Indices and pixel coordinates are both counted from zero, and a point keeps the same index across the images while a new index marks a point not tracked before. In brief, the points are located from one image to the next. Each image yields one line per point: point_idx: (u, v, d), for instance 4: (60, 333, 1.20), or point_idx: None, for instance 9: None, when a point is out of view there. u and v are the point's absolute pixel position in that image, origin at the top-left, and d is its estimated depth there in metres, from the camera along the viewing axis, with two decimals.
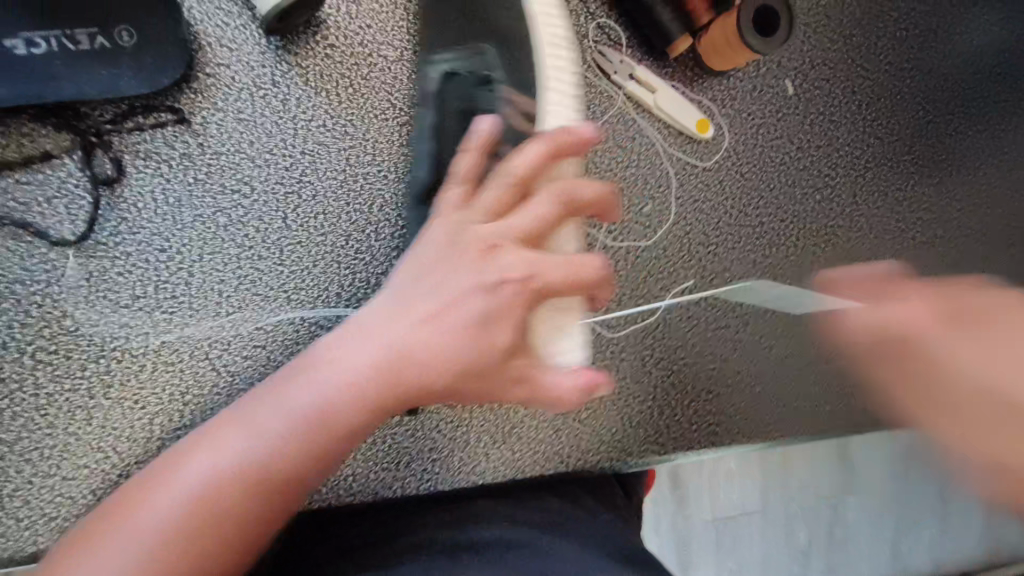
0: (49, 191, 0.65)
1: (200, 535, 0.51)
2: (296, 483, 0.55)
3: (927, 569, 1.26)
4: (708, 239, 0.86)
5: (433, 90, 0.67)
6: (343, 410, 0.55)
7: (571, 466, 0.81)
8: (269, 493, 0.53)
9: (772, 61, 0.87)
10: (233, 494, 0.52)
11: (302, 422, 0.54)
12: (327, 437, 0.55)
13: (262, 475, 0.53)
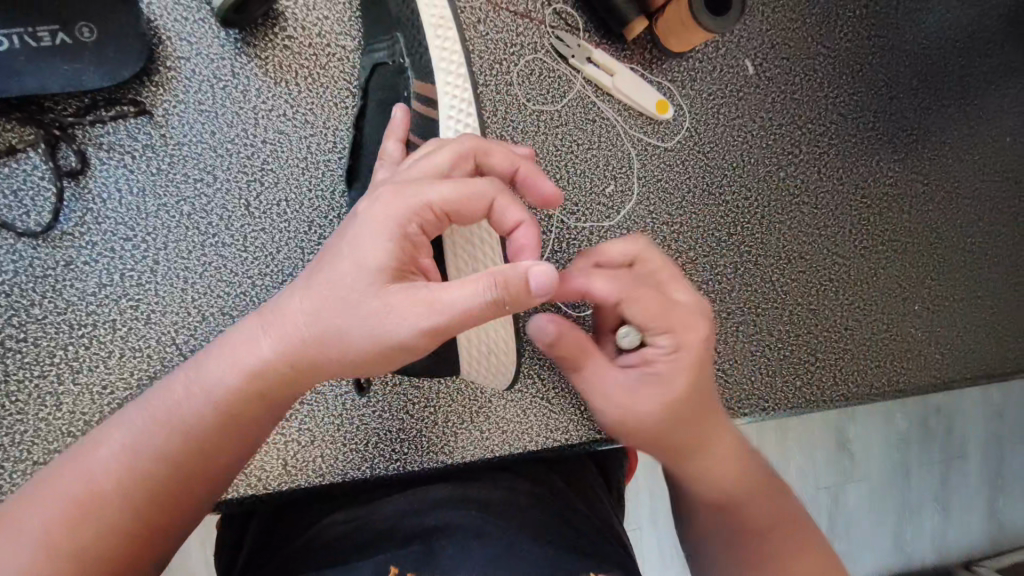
0: (15, 183, 0.67)
1: (95, 516, 0.48)
2: (198, 456, 0.52)
3: (929, 557, 1.30)
4: (672, 219, 0.87)
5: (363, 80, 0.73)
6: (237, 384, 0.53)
7: (541, 445, 0.82)
8: (166, 469, 0.51)
9: (731, 41, 0.88)
10: (126, 470, 0.50)
11: (193, 399, 0.52)
12: (225, 412, 0.53)
13: (158, 451, 0.51)
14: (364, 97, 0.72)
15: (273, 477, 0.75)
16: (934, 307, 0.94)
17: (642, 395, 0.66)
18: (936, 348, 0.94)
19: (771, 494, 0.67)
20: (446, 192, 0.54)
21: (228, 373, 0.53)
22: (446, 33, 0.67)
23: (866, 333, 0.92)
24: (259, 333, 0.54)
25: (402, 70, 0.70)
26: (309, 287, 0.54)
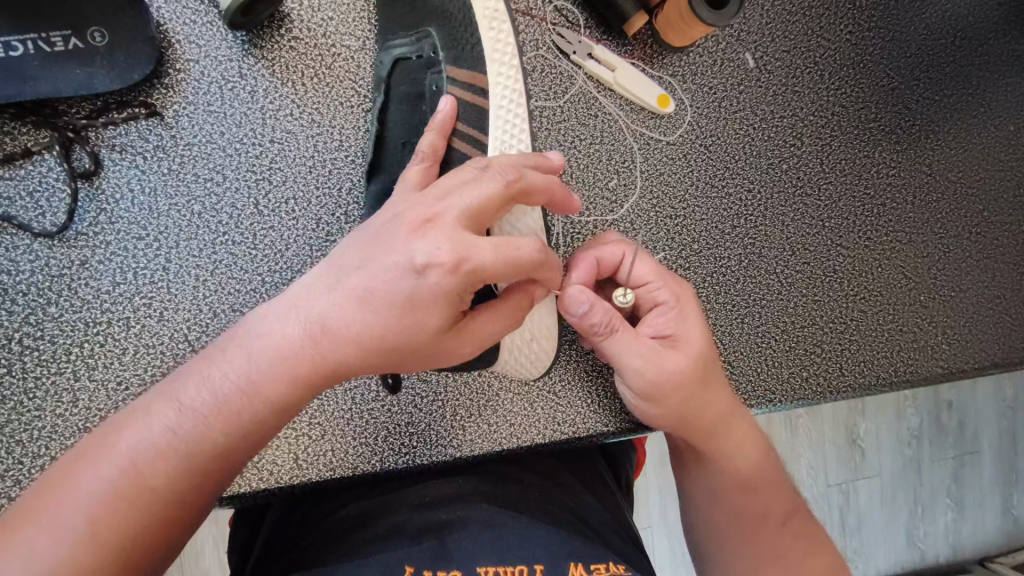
0: (31, 185, 0.69)
1: (137, 505, 0.48)
2: (236, 444, 0.53)
3: (942, 553, 1.29)
4: (675, 212, 0.87)
5: (384, 75, 0.73)
6: (269, 373, 0.52)
7: (548, 438, 0.83)
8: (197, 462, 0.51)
9: (731, 35, 0.89)
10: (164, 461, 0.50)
11: (235, 386, 0.52)
12: (264, 401, 0.52)
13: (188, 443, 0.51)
14: (389, 90, 0.72)
15: (284, 472, 0.76)
16: (940, 299, 0.94)
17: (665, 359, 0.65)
18: (943, 338, 0.94)
19: (773, 483, 0.69)
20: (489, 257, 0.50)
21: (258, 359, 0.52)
22: (501, 25, 0.67)
23: (871, 323, 0.93)
24: (292, 320, 0.53)
25: (435, 63, 0.70)
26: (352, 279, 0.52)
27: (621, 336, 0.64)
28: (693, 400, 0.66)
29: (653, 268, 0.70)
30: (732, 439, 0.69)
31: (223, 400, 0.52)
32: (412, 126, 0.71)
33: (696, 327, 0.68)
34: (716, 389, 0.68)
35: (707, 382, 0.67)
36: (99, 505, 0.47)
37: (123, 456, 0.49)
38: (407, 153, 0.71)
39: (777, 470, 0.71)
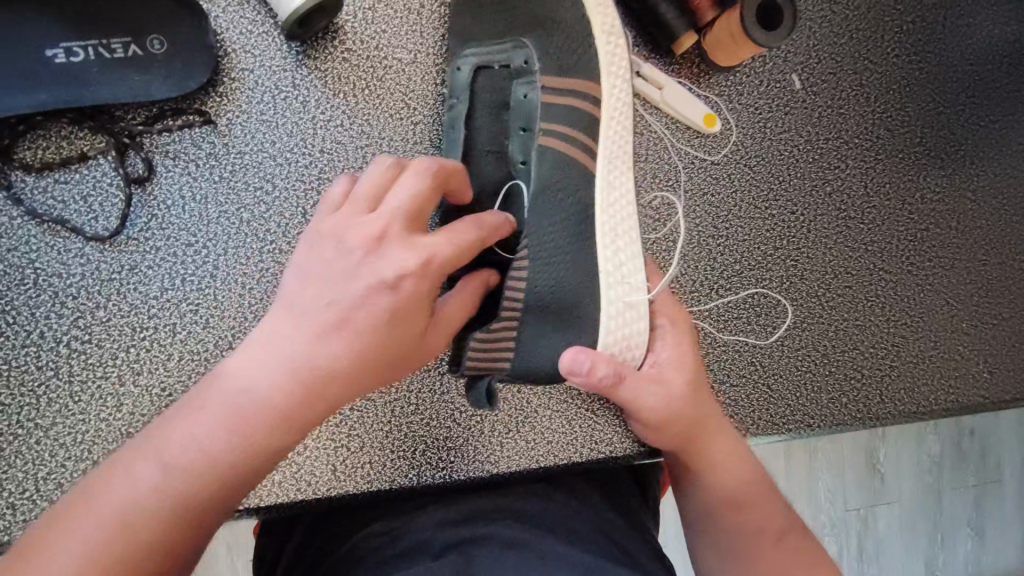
0: (84, 189, 0.69)
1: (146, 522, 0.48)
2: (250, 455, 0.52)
3: None
4: (717, 232, 0.87)
5: (463, 81, 0.73)
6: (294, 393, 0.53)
7: (585, 457, 0.82)
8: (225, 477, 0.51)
9: (778, 56, 0.88)
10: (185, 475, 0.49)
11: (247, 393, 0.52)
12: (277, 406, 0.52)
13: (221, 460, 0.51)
14: (471, 97, 0.73)
15: (322, 483, 0.76)
16: (981, 326, 0.93)
17: (670, 379, 0.68)
18: (984, 366, 0.93)
19: (765, 493, 0.69)
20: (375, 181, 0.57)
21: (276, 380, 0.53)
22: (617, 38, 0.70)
23: (912, 350, 0.91)
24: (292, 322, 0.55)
25: (530, 71, 0.70)
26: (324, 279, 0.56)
27: (671, 368, 0.68)
28: (691, 425, 0.68)
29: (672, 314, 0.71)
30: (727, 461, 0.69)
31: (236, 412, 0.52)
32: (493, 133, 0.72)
33: (682, 366, 0.68)
34: (692, 403, 0.68)
35: (701, 405, 0.69)
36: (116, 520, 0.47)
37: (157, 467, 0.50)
38: (470, 163, 0.73)
39: (768, 487, 0.70)
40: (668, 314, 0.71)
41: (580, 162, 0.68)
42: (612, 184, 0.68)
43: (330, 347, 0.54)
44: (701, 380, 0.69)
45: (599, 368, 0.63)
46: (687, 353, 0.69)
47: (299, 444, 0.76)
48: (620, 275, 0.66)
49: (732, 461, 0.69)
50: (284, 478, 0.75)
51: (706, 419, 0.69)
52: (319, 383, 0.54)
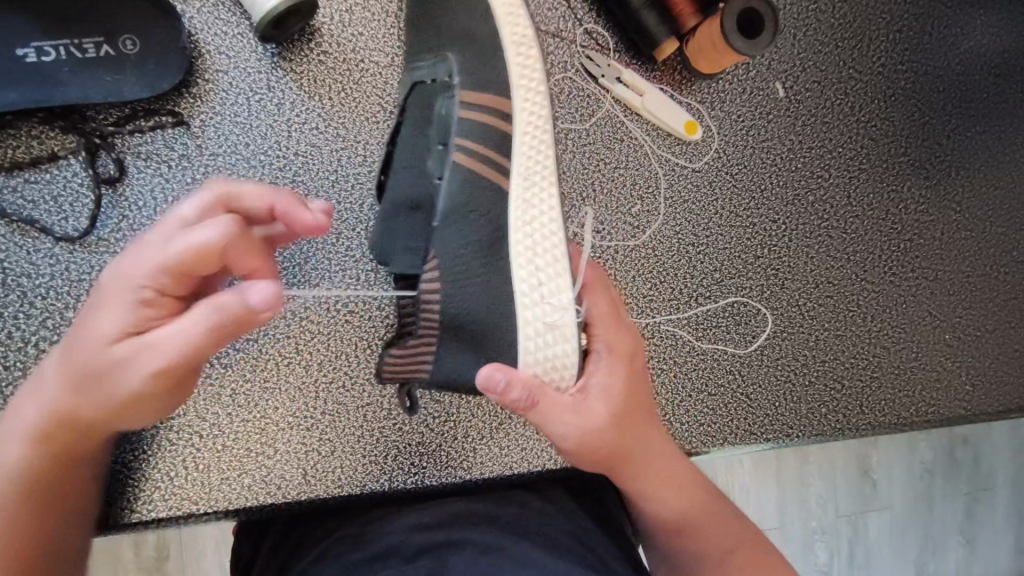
0: (55, 189, 0.69)
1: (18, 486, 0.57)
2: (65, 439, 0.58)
3: None
4: (697, 239, 0.86)
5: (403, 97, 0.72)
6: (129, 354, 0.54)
7: (560, 464, 0.81)
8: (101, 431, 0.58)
9: (761, 64, 0.87)
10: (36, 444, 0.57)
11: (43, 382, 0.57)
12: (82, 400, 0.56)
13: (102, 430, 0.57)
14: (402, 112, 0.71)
15: (292, 486, 0.75)
16: (964, 337, 0.92)
17: (591, 407, 0.63)
18: (968, 378, 0.92)
19: (708, 506, 0.70)
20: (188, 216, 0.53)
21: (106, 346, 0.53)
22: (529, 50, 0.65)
23: (894, 360, 0.91)
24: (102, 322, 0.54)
25: (450, 87, 0.66)
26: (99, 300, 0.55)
27: (598, 392, 0.63)
28: (624, 453, 0.66)
29: (609, 322, 0.65)
30: (670, 482, 0.69)
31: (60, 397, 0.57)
32: (418, 148, 0.69)
33: (609, 391, 0.64)
34: (623, 429, 0.65)
35: (634, 429, 0.66)
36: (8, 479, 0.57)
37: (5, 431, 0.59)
38: (404, 177, 0.70)
39: (710, 496, 0.71)
40: (602, 323, 0.65)
41: (490, 180, 0.62)
42: (527, 201, 0.61)
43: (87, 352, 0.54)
44: (632, 404, 0.66)
45: (513, 392, 0.58)
46: (618, 377, 0.65)
47: (271, 448, 0.75)
48: (540, 297, 0.59)
49: (661, 485, 0.68)
50: (254, 481, 0.75)
51: (634, 450, 0.66)
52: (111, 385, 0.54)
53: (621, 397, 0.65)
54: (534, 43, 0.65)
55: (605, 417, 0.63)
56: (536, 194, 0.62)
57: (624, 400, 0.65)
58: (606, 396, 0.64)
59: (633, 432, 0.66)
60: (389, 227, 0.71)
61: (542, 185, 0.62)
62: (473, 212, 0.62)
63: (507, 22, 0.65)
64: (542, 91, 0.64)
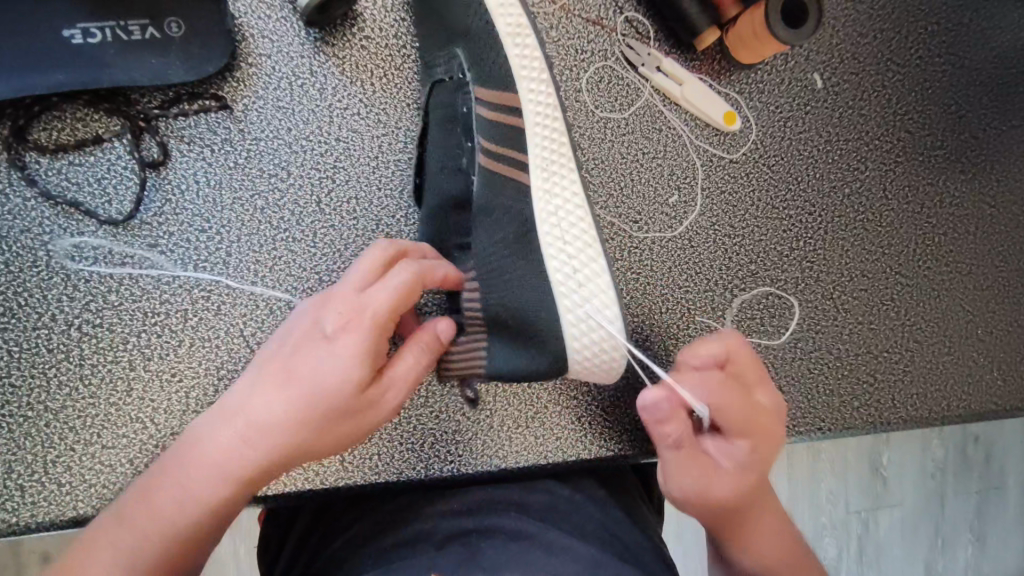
0: (99, 171, 0.69)
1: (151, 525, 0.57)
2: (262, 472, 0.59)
3: None
4: (733, 231, 0.86)
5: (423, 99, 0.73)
6: (264, 443, 0.58)
7: (594, 454, 0.81)
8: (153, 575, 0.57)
9: (800, 54, 0.87)
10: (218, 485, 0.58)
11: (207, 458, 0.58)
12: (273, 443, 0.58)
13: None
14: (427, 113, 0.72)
15: (330, 473, 0.75)
16: (997, 333, 0.92)
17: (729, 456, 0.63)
18: (998, 374, 0.92)
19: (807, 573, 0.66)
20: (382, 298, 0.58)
21: (228, 442, 0.58)
22: (524, 40, 0.62)
23: (927, 355, 0.90)
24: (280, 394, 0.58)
25: (464, 85, 0.69)
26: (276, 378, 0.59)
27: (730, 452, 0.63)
28: (743, 506, 0.64)
29: (752, 379, 0.64)
30: (773, 538, 0.65)
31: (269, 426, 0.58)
32: (451, 149, 0.70)
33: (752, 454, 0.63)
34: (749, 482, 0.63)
35: (761, 484, 0.64)
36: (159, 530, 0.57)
37: (160, 503, 0.57)
38: (442, 177, 0.71)
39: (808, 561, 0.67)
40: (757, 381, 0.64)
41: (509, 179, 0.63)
42: (549, 194, 0.62)
43: (273, 402, 0.58)
44: (763, 461, 0.64)
45: (671, 420, 0.60)
46: (762, 436, 0.62)
47: None
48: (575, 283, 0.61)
49: (762, 543, 0.65)
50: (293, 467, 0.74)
51: (748, 504, 0.64)
52: (306, 428, 0.58)
53: (756, 455, 0.63)
54: (530, 34, 0.62)
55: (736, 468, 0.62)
56: (555, 185, 0.62)
57: (761, 458, 0.63)
58: (744, 449, 0.63)
59: (757, 489, 0.64)
60: (436, 227, 0.72)
61: (559, 176, 0.62)
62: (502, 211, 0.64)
63: (499, 14, 0.62)
64: (546, 79, 0.62)
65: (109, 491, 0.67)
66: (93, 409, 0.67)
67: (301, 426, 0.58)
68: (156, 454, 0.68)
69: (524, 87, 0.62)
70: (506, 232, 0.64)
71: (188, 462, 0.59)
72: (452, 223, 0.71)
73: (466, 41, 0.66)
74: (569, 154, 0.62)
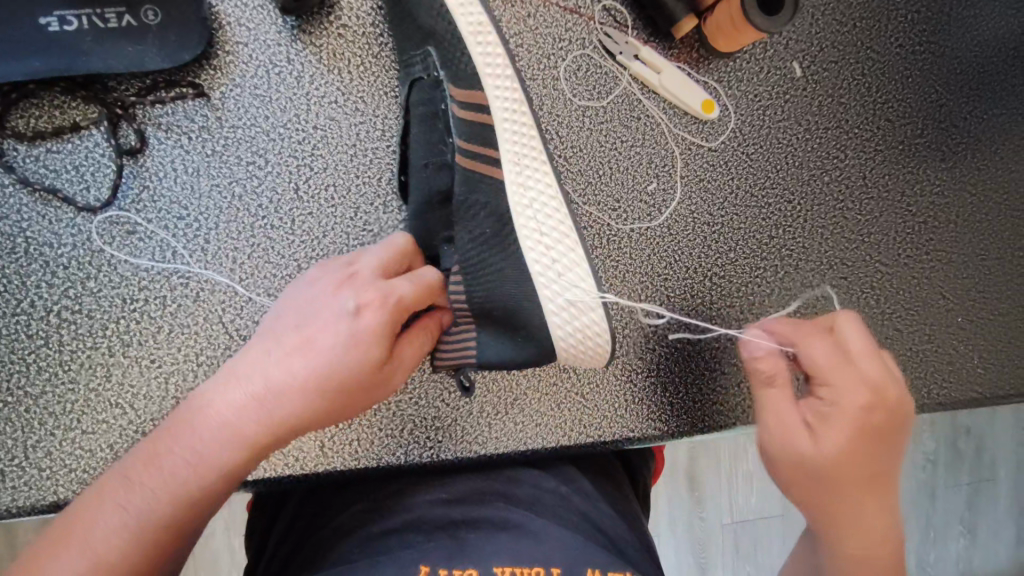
0: (77, 159, 0.70)
1: (163, 492, 0.56)
2: (271, 444, 0.60)
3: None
4: (712, 219, 0.86)
5: (403, 96, 0.73)
6: (275, 410, 0.58)
7: (574, 440, 0.81)
8: (156, 543, 0.55)
9: (779, 43, 0.87)
10: (227, 449, 0.58)
11: (216, 420, 0.58)
12: (284, 416, 0.58)
13: (134, 543, 0.54)
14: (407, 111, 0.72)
15: (309, 459, 0.76)
16: (977, 321, 0.92)
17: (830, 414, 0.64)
18: (979, 362, 0.92)
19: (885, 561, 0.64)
20: (404, 288, 0.62)
21: (237, 408, 0.58)
22: (486, 38, 0.63)
23: (907, 343, 0.91)
24: (294, 363, 0.58)
25: (439, 81, 0.68)
26: (290, 350, 0.59)
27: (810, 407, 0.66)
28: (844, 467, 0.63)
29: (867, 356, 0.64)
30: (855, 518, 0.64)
31: (280, 395, 0.58)
32: (430, 148, 0.70)
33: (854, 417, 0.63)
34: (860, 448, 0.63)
35: (872, 456, 0.63)
36: (166, 496, 0.56)
37: (168, 465, 0.57)
38: (426, 173, 0.71)
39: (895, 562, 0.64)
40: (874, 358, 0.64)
41: (487, 173, 0.64)
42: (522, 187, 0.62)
43: (293, 370, 0.58)
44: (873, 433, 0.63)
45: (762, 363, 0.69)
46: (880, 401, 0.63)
47: None
48: (546, 271, 0.61)
49: (848, 535, 0.64)
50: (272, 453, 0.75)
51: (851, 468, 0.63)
52: (322, 402, 0.59)
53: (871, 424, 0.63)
54: (490, 31, 0.63)
55: (857, 424, 0.62)
56: (529, 176, 0.63)
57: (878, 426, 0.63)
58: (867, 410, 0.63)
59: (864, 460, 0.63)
60: (425, 224, 0.72)
61: (532, 168, 0.63)
62: (481, 206, 0.65)
63: (460, 14, 0.63)
64: (509, 74, 0.63)
65: (88, 476, 0.67)
66: (72, 394, 0.68)
67: (315, 395, 0.58)
68: (135, 439, 0.68)
69: (488, 84, 0.63)
70: (485, 224, 0.65)
71: (194, 428, 0.58)
72: (438, 219, 0.71)
73: (434, 30, 0.66)
74: (539, 146, 0.62)
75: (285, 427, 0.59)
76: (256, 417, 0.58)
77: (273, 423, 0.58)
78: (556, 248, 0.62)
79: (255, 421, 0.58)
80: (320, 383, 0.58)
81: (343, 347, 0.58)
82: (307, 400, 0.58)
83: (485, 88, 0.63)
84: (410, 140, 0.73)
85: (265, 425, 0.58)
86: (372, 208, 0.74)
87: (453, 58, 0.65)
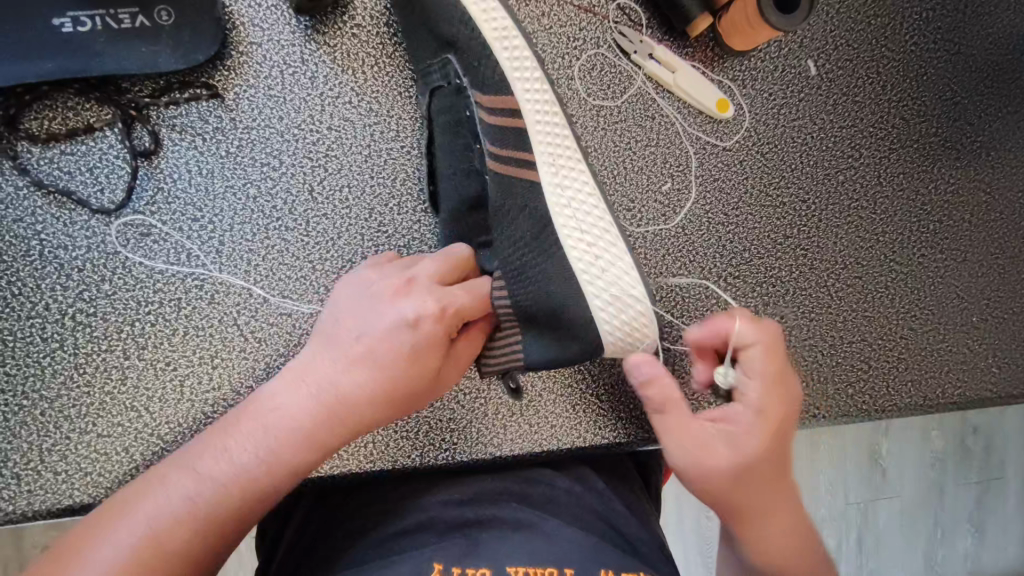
0: (91, 160, 0.69)
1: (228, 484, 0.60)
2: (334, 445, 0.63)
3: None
4: (727, 219, 0.86)
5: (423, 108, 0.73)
6: (337, 412, 0.62)
7: (589, 442, 0.81)
8: (214, 529, 0.60)
9: (794, 41, 0.87)
10: (292, 447, 0.61)
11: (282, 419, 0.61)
12: (347, 417, 0.62)
13: (194, 529, 0.58)
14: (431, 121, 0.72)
15: (324, 460, 0.75)
16: (992, 320, 0.92)
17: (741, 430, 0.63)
18: (993, 361, 0.92)
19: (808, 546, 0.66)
20: (455, 298, 0.65)
21: (297, 411, 0.62)
22: (513, 41, 0.62)
23: (922, 342, 0.90)
24: (355, 369, 0.62)
25: (462, 89, 0.69)
26: (352, 356, 0.63)
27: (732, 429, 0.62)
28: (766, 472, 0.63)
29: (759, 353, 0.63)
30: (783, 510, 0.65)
31: (342, 400, 0.62)
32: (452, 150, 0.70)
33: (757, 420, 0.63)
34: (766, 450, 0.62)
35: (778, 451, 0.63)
36: (230, 487, 0.60)
37: (233, 458, 0.60)
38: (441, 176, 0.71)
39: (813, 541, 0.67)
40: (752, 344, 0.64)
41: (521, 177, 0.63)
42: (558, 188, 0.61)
43: (354, 376, 0.62)
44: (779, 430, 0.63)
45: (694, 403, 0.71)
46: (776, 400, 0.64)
47: None
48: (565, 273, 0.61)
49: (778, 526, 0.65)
50: None
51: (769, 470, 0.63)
52: (383, 406, 0.63)
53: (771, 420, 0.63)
54: (515, 32, 0.62)
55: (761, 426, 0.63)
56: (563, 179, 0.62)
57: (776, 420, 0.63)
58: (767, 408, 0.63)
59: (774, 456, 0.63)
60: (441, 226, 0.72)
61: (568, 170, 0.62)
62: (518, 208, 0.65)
63: (483, 20, 0.62)
64: (540, 75, 0.62)
65: (104, 480, 0.67)
66: (87, 397, 0.68)
67: (375, 400, 0.62)
68: (151, 443, 0.68)
69: (519, 88, 0.62)
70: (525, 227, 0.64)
71: (260, 423, 0.62)
72: (470, 226, 0.72)
73: (452, 31, 0.66)
74: (575, 147, 0.62)
75: (348, 430, 0.62)
76: (319, 419, 0.62)
77: (338, 425, 0.62)
78: (598, 244, 0.60)
79: (319, 423, 0.62)
80: (381, 388, 0.62)
81: (404, 354, 0.62)
82: (370, 405, 0.62)
83: (517, 93, 0.62)
84: (434, 150, 0.73)
85: (329, 428, 0.62)
86: (386, 209, 0.74)
87: (471, 58, 0.65)
